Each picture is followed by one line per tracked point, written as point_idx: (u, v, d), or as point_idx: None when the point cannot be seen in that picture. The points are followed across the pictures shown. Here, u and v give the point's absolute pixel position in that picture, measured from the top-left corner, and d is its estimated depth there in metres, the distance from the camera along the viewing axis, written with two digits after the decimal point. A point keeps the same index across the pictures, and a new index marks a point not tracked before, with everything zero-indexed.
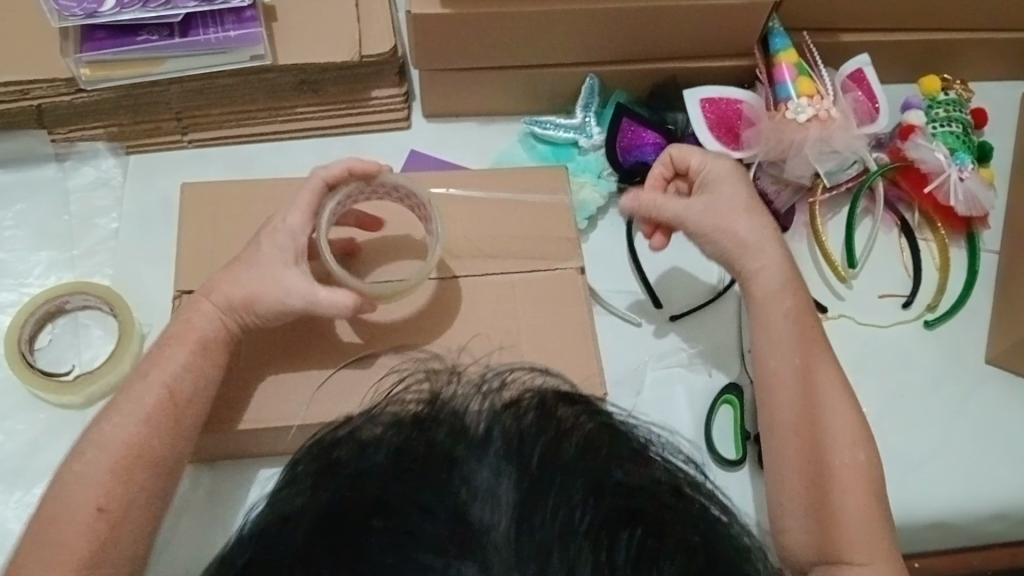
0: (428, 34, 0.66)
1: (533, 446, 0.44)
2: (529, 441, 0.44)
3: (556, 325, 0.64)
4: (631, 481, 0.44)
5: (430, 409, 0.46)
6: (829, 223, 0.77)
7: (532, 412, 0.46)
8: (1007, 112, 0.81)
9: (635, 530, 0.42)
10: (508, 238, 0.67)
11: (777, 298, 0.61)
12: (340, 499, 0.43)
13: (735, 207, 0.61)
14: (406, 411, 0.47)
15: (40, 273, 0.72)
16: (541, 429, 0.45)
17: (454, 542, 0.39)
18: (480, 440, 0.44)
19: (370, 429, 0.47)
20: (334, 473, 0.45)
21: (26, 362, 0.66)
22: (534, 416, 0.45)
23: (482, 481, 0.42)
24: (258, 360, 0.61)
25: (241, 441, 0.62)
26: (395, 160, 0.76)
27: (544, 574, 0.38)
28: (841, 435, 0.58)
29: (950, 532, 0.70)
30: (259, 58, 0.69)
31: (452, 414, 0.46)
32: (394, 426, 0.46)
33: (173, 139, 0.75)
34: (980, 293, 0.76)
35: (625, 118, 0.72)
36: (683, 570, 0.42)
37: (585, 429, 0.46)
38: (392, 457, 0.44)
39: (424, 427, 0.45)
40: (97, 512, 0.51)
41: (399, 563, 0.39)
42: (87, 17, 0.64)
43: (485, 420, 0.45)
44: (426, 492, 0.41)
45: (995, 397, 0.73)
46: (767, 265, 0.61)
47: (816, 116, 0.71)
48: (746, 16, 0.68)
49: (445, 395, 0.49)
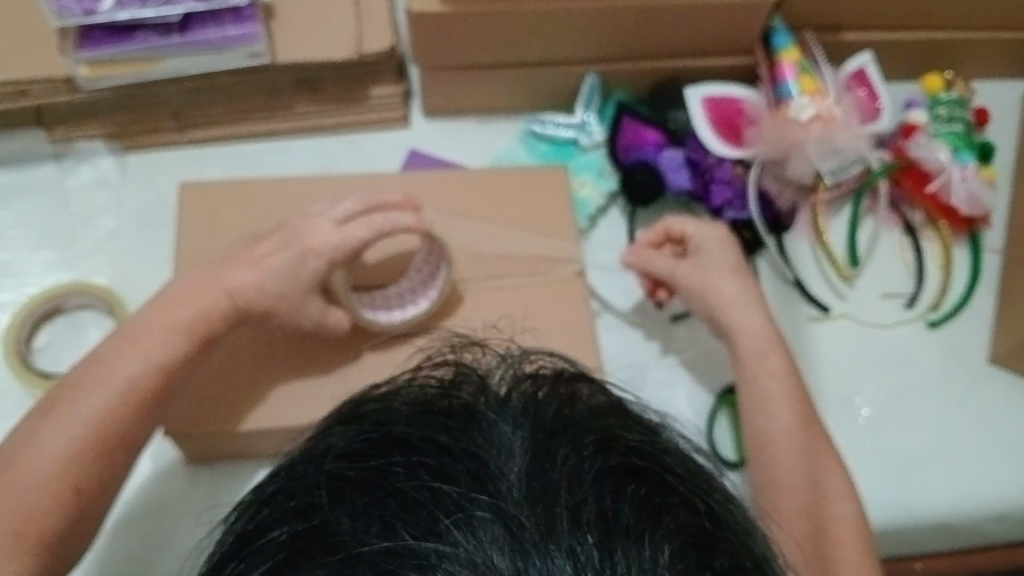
0: (427, 31, 0.65)
1: (551, 402, 0.43)
2: (548, 400, 0.43)
3: (558, 326, 0.64)
4: (645, 443, 0.43)
5: (455, 369, 0.46)
6: (833, 223, 0.76)
7: (555, 377, 0.46)
8: (1009, 111, 0.80)
9: (643, 486, 0.41)
10: (509, 238, 0.66)
11: (761, 358, 0.62)
12: (360, 441, 0.43)
13: (723, 271, 0.64)
14: (432, 374, 0.47)
15: (38, 273, 0.72)
16: (560, 392, 0.44)
17: (466, 479, 0.39)
18: (498, 396, 0.44)
19: (393, 388, 0.47)
20: (353, 420, 0.45)
21: (24, 362, 0.68)
22: (554, 383, 0.45)
23: (497, 428, 0.41)
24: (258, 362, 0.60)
25: (241, 441, 0.61)
26: (394, 160, 0.76)
27: (548, 511, 0.37)
28: (833, 492, 0.59)
29: (953, 534, 0.70)
30: (258, 56, 0.68)
31: (475, 375, 0.46)
32: (417, 385, 0.46)
33: (171, 137, 0.74)
34: (984, 293, 0.76)
35: (626, 117, 0.73)
36: (688, 530, 0.40)
37: (605, 396, 0.45)
38: (412, 406, 0.44)
39: (447, 384, 0.45)
40: (74, 491, 0.51)
41: (407, 494, 0.39)
42: (86, 15, 0.65)
43: (506, 384, 0.45)
44: (443, 436, 0.41)
45: (998, 396, 0.72)
46: (748, 327, 0.62)
47: (818, 115, 0.71)
48: (748, 14, 0.68)
49: (472, 365, 0.49)
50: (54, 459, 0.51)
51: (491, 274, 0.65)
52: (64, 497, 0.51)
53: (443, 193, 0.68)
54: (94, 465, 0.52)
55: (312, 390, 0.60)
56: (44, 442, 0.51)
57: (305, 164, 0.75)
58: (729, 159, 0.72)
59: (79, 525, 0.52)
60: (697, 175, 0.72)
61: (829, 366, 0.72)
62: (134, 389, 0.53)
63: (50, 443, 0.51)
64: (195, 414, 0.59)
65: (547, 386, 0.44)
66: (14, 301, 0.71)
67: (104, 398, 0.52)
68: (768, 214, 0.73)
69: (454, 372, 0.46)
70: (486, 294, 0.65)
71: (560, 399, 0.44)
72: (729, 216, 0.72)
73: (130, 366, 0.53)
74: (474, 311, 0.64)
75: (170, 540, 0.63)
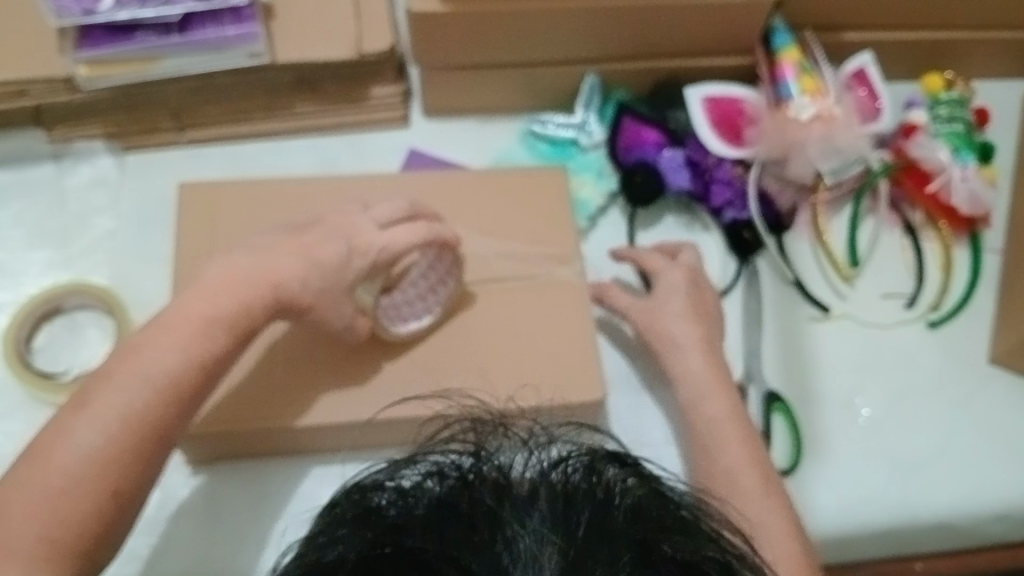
0: (429, 31, 0.65)
1: (580, 502, 0.43)
2: (578, 506, 0.43)
3: (558, 327, 0.64)
4: (681, 552, 0.43)
5: (475, 460, 0.46)
6: (834, 222, 0.76)
7: (582, 470, 0.45)
8: (1008, 112, 0.80)
9: None
10: (507, 239, 0.67)
11: (720, 387, 0.63)
12: (382, 555, 0.43)
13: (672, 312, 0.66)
14: (450, 461, 0.47)
15: (37, 273, 0.72)
16: (591, 493, 0.43)
17: None
18: (523, 497, 0.43)
19: (412, 481, 0.46)
20: (370, 520, 0.45)
21: (24, 362, 0.67)
22: (581, 479, 0.44)
23: (525, 542, 0.41)
24: (256, 365, 0.61)
25: (242, 440, 0.62)
26: (394, 160, 0.76)
27: None
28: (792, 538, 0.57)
29: (954, 533, 0.69)
30: (258, 56, 0.68)
31: (498, 471, 0.45)
32: (434, 480, 0.45)
33: (168, 136, 0.74)
34: (985, 294, 0.75)
35: (626, 118, 0.72)
36: None
37: (639, 492, 0.45)
38: (435, 512, 0.43)
39: (470, 482, 0.44)
40: (110, 493, 0.50)
41: None
42: (86, 15, 0.65)
43: (529, 478, 0.45)
44: (468, 555, 0.41)
45: (998, 397, 0.72)
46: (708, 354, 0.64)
47: (820, 115, 0.71)
48: (748, 14, 0.68)
49: (492, 451, 0.48)
50: (79, 454, 0.50)
51: (491, 272, 0.65)
52: (101, 499, 0.50)
53: (444, 193, 0.68)
54: (134, 465, 0.51)
55: (312, 393, 0.61)
56: (69, 439, 0.50)
57: (304, 164, 0.75)
58: (729, 159, 0.72)
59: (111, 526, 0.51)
60: (697, 176, 0.72)
61: (831, 366, 0.72)
62: (169, 385, 0.52)
63: (83, 441, 0.50)
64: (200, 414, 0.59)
65: (575, 487, 0.44)
66: (12, 301, 0.71)
67: (138, 389, 0.51)
68: (769, 214, 0.73)
69: (474, 467, 0.45)
70: (486, 294, 0.65)
71: (592, 499, 0.43)
72: (729, 217, 0.72)
73: (166, 358, 0.52)
74: (476, 312, 0.64)
75: (174, 538, 0.63)
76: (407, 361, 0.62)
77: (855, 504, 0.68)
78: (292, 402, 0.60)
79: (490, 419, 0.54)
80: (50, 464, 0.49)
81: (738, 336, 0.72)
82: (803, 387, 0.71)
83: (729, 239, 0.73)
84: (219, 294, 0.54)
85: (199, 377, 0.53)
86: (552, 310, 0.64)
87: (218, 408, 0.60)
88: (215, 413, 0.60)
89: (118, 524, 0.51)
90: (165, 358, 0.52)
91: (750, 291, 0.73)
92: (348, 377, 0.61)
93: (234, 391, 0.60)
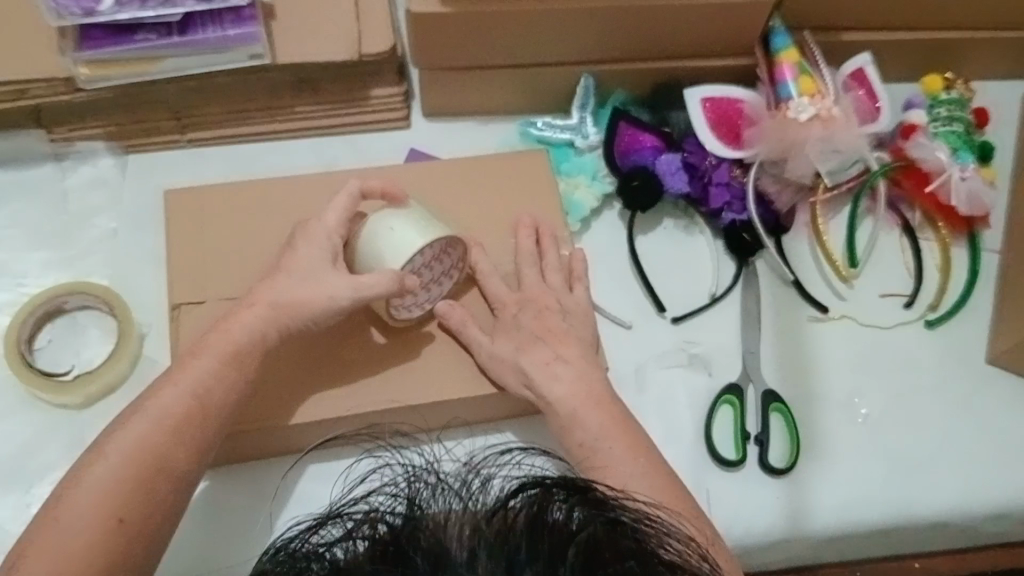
0: (429, 32, 0.65)
1: (522, 562, 0.40)
2: (519, 564, 0.40)
3: (500, 327, 0.62)
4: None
5: (405, 519, 0.43)
6: (831, 223, 0.77)
7: (523, 517, 0.42)
8: (1009, 111, 0.81)
9: None
10: (504, 234, 0.67)
11: None
12: None
13: None
14: (380, 524, 0.43)
15: (37, 273, 0.72)
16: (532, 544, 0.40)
17: None
18: (461, 561, 0.40)
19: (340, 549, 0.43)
20: None
21: (24, 360, 0.67)
22: (522, 526, 0.41)
23: None
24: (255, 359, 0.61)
25: (242, 443, 0.62)
26: (394, 159, 0.76)
27: None
28: None
29: (953, 534, 0.70)
30: (258, 57, 0.68)
31: (431, 530, 0.42)
32: (359, 549, 0.42)
33: (171, 137, 0.74)
34: (983, 294, 0.76)
35: (622, 122, 0.72)
36: None
37: (585, 532, 0.42)
38: None
39: (402, 553, 0.41)
40: (117, 521, 0.50)
41: None
42: (85, 16, 0.64)
43: (465, 529, 0.42)
44: None
45: (996, 397, 0.72)
46: None
47: (819, 115, 0.70)
48: (748, 14, 0.68)
49: (423, 500, 0.44)
50: (98, 490, 0.50)
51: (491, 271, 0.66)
52: (107, 528, 0.50)
53: (443, 191, 0.68)
54: (142, 497, 0.51)
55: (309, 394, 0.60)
56: (84, 478, 0.51)
57: (305, 164, 0.76)
58: (728, 160, 0.72)
59: (128, 560, 0.50)
60: (696, 178, 0.72)
61: (828, 365, 0.72)
62: (169, 419, 0.53)
63: (94, 476, 0.51)
64: None
65: (515, 535, 0.41)
66: (13, 301, 0.71)
67: (148, 424, 0.53)
68: (768, 215, 0.72)
69: (405, 528, 0.42)
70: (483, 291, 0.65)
71: (534, 555, 0.40)
72: (728, 217, 0.72)
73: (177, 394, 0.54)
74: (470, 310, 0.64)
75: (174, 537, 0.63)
76: (402, 357, 0.62)
77: (854, 504, 0.68)
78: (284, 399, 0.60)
79: (420, 465, 0.51)
80: (64, 501, 0.50)
81: (734, 336, 0.72)
82: (800, 386, 0.71)
83: (729, 239, 0.73)
84: (238, 322, 0.57)
85: (191, 411, 0.54)
86: (541, 292, 0.63)
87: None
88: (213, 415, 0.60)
89: (133, 556, 0.50)
90: (163, 396, 0.54)
91: (747, 291, 0.73)
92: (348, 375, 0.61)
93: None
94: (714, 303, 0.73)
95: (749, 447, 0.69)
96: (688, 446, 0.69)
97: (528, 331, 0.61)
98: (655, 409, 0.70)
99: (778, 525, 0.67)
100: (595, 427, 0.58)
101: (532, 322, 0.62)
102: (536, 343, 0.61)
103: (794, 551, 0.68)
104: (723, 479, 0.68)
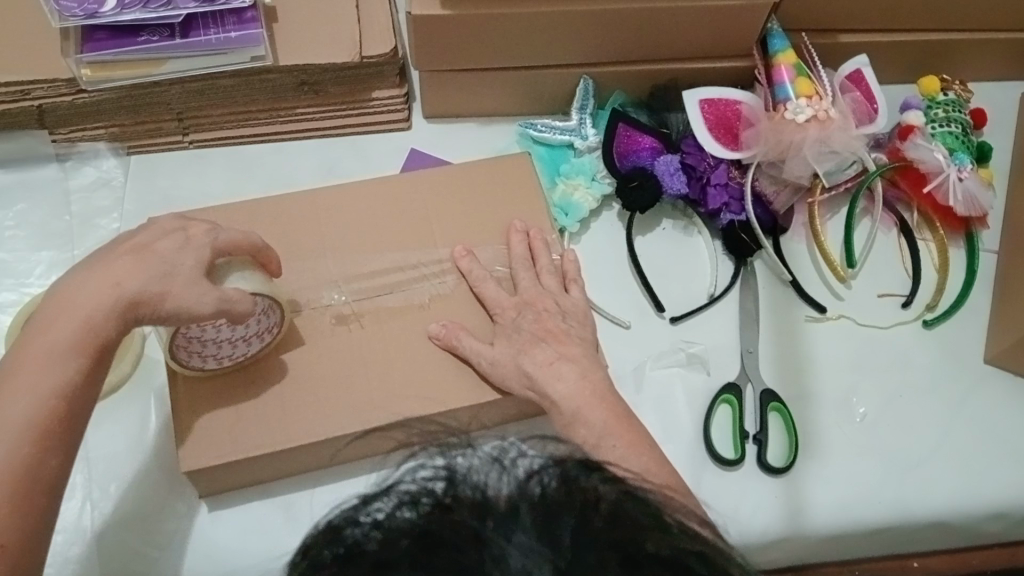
0: (429, 34, 0.66)
1: (562, 513, 0.42)
2: (560, 513, 0.42)
3: (499, 332, 0.62)
4: (661, 548, 0.42)
5: (448, 484, 0.44)
6: (829, 223, 0.78)
7: (555, 480, 0.44)
8: (1007, 113, 0.82)
9: None
10: (498, 238, 0.67)
11: None
12: None
13: None
14: (427, 491, 0.44)
15: (40, 273, 0.72)
16: (569, 501, 0.43)
17: None
18: (505, 510, 0.42)
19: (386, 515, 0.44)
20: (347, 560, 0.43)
21: None
22: (558, 489, 0.43)
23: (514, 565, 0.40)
24: (251, 379, 0.61)
25: (233, 470, 0.61)
26: (395, 161, 0.77)
27: None
28: None
29: (950, 532, 0.70)
30: (260, 58, 0.69)
31: (473, 489, 0.43)
32: (403, 512, 0.44)
33: (173, 138, 0.75)
34: (981, 293, 0.76)
35: (621, 123, 0.73)
36: None
37: (615, 493, 0.45)
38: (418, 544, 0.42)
39: (448, 507, 0.42)
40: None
41: None
42: (87, 17, 0.65)
43: (505, 490, 0.44)
44: None
45: (994, 396, 0.73)
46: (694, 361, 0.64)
47: (815, 116, 0.70)
48: (746, 16, 0.68)
49: (460, 466, 0.46)
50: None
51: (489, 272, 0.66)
52: None
53: (441, 193, 0.68)
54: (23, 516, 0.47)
55: (309, 395, 0.61)
56: None
57: (306, 165, 0.76)
58: (726, 161, 0.72)
59: None
60: (694, 179, 0.72)
61: (826, 364, 0.73)
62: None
63: None
64: (195, 429, 0.59)
65: (554, 494, 0.43)
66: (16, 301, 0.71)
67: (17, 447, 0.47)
68: (766, 215, 0.73)
69: (447, 490, 0.44)
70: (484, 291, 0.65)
71: (573, 508, 0.42)
72: (727, 218, 0.72)
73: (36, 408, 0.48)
74: (462, 316, 0.64)
75: (174, 540, 0.64)
76: (400, 358, 0.62)
77: (851, 501, 0.69)
78: (281, 417, 0.60)
79: (453, 444, 0.53)
80: None
81: (733, 336, 0.73)
82: (798, 385, 0.72)
83: (729, 239, 0.73)
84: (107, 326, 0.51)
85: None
86: (536, 294, 0.64)
87: (201, 424, 0.59)
88: (200, 435, 0.59)
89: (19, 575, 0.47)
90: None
91: (745, 290, 0.74)
92: (345, 374, 0.62)
93: (238, 411, 0.60)
94: (713, 303, 0.74)
95: (747, 445, 0.69)
96: (686, 444, 0.69)
97: (528, 333, 0.62)
98: (655, 409, 0.70)
99: (777, 523, 0.67)
100: (599, 422, 0.58)
101: (532, 325, 0.62)
102: (537, 344, 0.61)
103: (792, 549, 0.68)
104: (721, 477, 0.68)
